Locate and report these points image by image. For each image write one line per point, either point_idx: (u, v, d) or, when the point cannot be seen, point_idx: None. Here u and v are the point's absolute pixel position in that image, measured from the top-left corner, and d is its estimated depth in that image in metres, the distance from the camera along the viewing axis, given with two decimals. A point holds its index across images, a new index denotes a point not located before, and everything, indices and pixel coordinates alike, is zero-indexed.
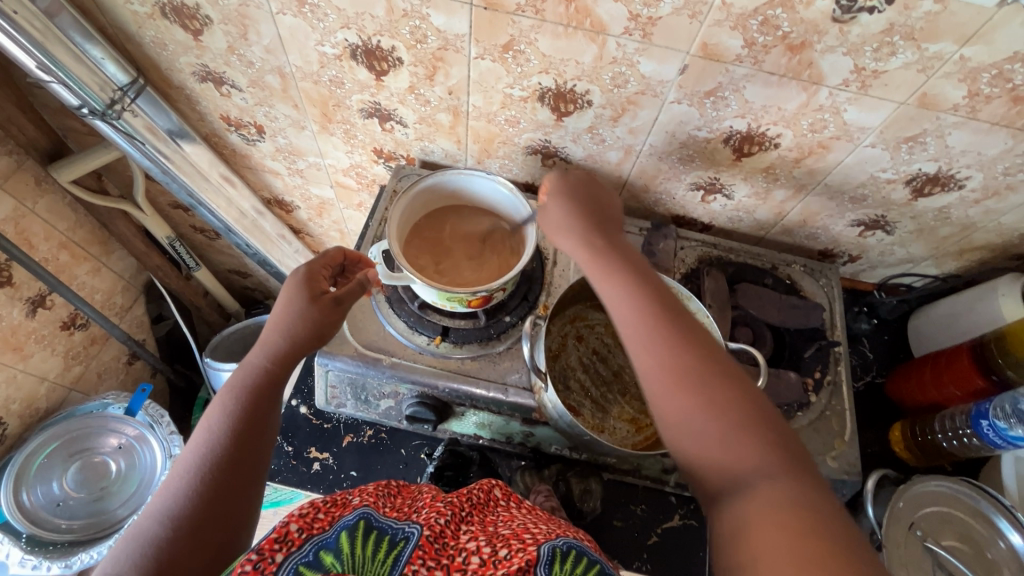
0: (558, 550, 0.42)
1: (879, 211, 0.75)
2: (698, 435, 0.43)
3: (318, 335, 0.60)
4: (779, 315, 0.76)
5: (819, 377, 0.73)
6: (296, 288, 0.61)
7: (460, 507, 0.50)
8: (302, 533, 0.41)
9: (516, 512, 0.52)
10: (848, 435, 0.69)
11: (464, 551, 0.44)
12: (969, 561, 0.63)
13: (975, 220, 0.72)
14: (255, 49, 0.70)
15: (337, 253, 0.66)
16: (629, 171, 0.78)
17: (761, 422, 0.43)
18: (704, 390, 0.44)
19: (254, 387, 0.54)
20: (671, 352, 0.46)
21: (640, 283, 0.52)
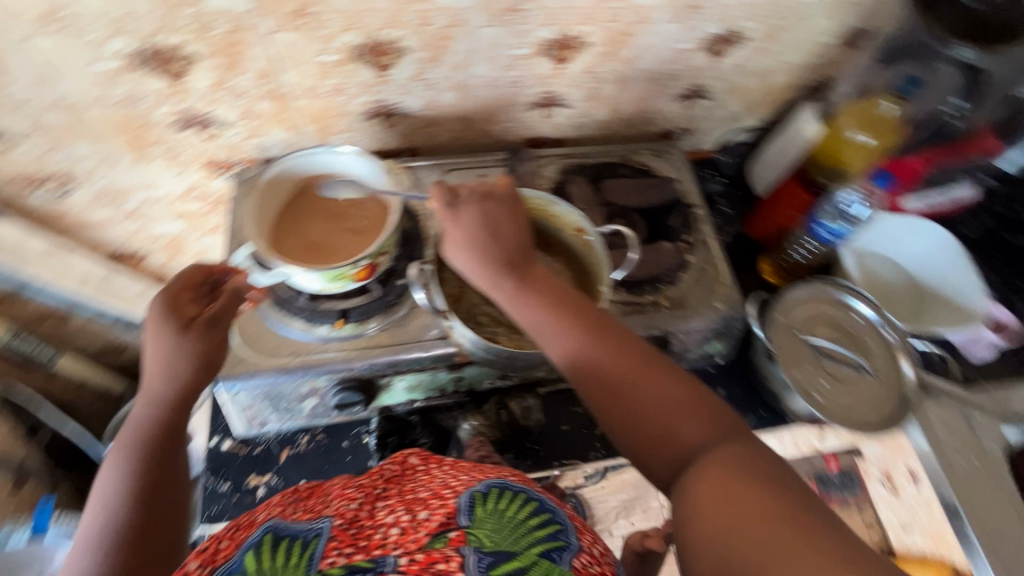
0: (478, 493, 0.48)
1: (693, 81, 0.83)
2: (646, 416, 0.50)
3: (204, 364, 0.57)
4: (640, 198, 0.83)
5: (689, 239, 0.81)
6: (161, 320, 0.56)
7: (372, 488, 0.53)
8: (203, 567, 0.42)
9: (436, 471, 0.54)
10: (726, 278, 0.78)
11: (382, 527, 0.45)
12: (844, 343, 0.74)
13: (767, 65, 0.83)
14: (19, 87, 0.62)
15: (200, 274, 0.60)
16: (469, 108, 0.80)
17: (697, 400, 0.51)
18: (642, 384, 0.52)
19: (145, 444, 0.52)
20: (604, 354, 0.54)
21: (546, 298, 0.58)
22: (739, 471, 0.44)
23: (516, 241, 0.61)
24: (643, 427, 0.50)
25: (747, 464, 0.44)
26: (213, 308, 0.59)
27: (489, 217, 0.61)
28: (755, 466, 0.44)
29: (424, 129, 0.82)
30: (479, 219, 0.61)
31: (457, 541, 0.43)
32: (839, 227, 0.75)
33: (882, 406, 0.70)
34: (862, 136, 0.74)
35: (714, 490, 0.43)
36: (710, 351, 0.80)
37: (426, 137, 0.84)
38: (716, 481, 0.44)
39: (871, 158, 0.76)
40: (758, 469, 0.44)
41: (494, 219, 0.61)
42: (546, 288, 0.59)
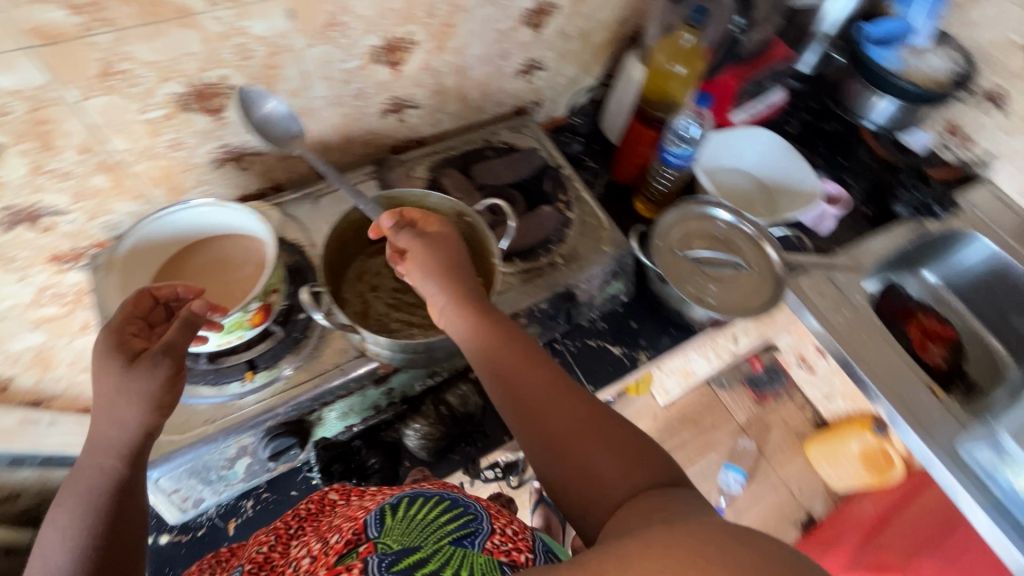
0: (387, 506, 0.51)
1: (525, 55, 0.89)
2: (579, 455, 0.50)
3: (157, 407, 0.52)
4: (511, 173, 0.88)
5: (564, 198, 0.87)
6: (106, 356, 0.51)
7: (286, 528, 0.58)
8: None
9: (354, 500, 0.59)
10: (606, 223, 0.84)
11: (291, 561, 0.51)
12: (717, 247, 0.83)
13: (584, 26, 0.90)
14: None
15: (148, 299, 0.57)
16: (322, 129, 0.79)
17: (634, 450, 0.50)
18: (584, 427, 0.51)
19: (91, 504, 0.49)
20: (546, 397, 0.54)
21: (497, 343, 0.59)
22: (654, 509, 0.41)
23: (473, 294, 0.62)
24: (576, 467, 0.50)
25: (667, 506, 0.42)
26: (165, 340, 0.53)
27: (452, 261, 0.63)
28: (672, 505, 0.42)
29: (283, 162, 0.81)
30: (443, 265, 0.63)
31: (367, 551, 0.45)
32: (684, 150, 0.83)
33: (762, 292, 0.80)
34: (674, 68, 0.83)
35: (632, 523, 0.41)
36: (613, 292, 0.86)
37: (287, 170, 0.82)
38: (637, 516, 0.42)
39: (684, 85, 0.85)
40: (678, 508, 0.41)
41: (457, 265, 0.63)
42: (496, 334, 0.59)
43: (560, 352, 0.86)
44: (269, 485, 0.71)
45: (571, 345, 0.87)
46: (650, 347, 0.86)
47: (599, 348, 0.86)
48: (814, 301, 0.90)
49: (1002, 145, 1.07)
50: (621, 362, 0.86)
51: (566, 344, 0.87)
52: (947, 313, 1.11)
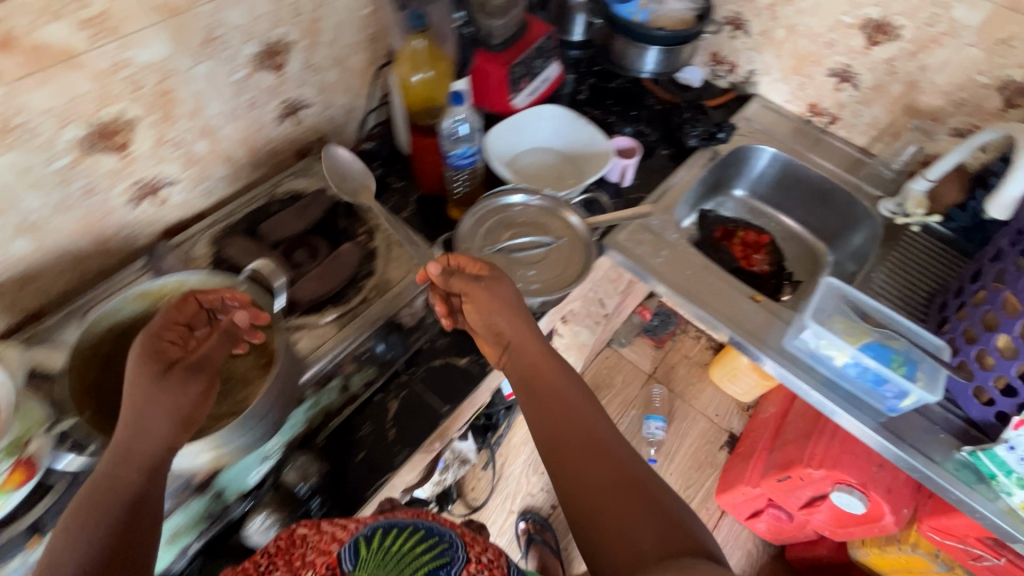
0: (361, 539, 0.57)
1: (279, 98, 0.85)
2: (604, 496, 0.57)
3: (181, 421, 0.54)
4: (302, 220, 0.83)
5: (364, 230, 0.84)
6: (138, 361, 0.53)
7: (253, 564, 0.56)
8: None
9: (321, 529, 0.59)
10: (412, 243, 0.83)
11: None
12: (519, 231, 0.86)
13: (332, 54, 0.88)
14: None
15: (191, 305, 0.58)
16: (63, 241, 0.71)
17: (663, 513, 0.55)
18: (624, 485, 0.58)
19: (111, 509, 0.49)
20: (580, 443, 0.61)
21: (557, 396, 0.66)
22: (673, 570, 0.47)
23: (528, 344, 0.69)
24: (599, 511, 0.56)
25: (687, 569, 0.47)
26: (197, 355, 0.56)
27: (512, 310, 0.70)
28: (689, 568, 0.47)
29: (29, 289, 0.71)
30: (505, 314, 0.69)
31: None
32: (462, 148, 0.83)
33: (575, 262, 0.84)
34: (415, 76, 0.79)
35: None
36: None
37: (39, 297, 0.72)
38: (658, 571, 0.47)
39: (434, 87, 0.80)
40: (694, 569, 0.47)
41: (514, 311, 0.70)
42: (545, 381, 0.67)
43: (407, 384, 0.80)
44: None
45: (417, 372, 0.81)
46: None
47: (446, 364, 0.82)
48: (635, 253, 0.94)
49: (758, 62, 1.18)
50: (471, 371, 0.82)
51: (411, 372, 0.81)
52: (761, 220, 1.21)
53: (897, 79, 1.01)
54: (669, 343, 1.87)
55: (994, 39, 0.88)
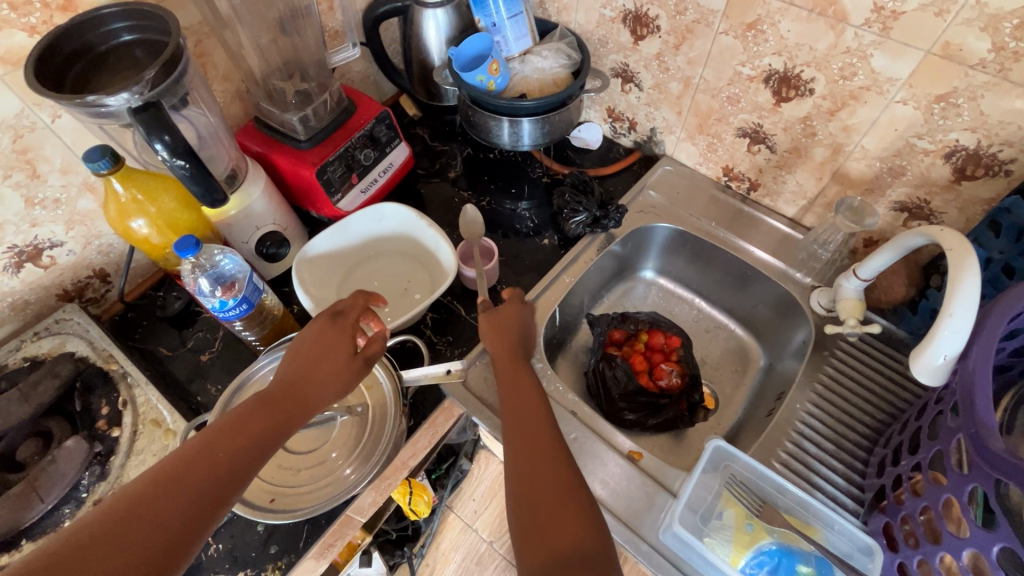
0: None
1: (3, 246, 0.67)
2: (542, 529, 0.46)
3: (331, 395, 0.58)
4: (26, 404, 0.64)
5: (113, 406, 0.67)
6: (337, 322, 0.62)
7: None
8: None
9: None
10: (169, 424, 0.66)
11: None
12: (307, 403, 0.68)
13: (76, 181, 0.70)
14: None
15: (361, 303, 0.66)
16: None
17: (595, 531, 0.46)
18: (563, 488, 0.49)
19: (255, 435, 0.51)
20: (553, 473, 0.50)
21: (531, 398, 0.59)
22: None
23: (520, 378, 0.62)
24: (531, 500, 0.48)
25: None
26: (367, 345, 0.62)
27: (508, 322, 0.69)
28: None
29: None
30: (495, 327, 0.69)
31: None
32: (220, 301, 0.63)
33: (369, 445, 0.67)
34: (138, 224, 0.64)
35: None
36: None
37: None
38: None
39: (167, 233, 0.66)
40: None
41: (506, 325, 0.69)
42: (532, 414, 0.57)
43: None
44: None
45: None
46: (285, 553, 0.64)
47: None
48: (481, 400, 0.73)
49: (658, 119, 0.96)
50: None
51: None
52: (679, 308, 1.00)
53: (819, 141, 0.78)
54: None
55: (929, 95, 0.65)
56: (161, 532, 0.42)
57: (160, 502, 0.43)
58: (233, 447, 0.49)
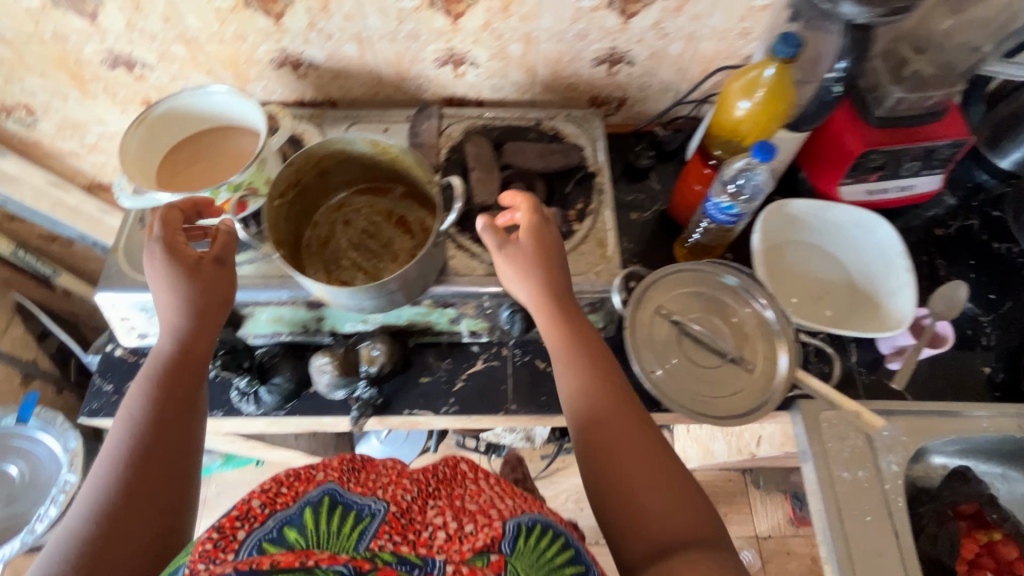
0: (522, 525, 0.65)
1: (609, 43, 0.80)
2: (634, 471, 0.56)
3: (214, 256, 0.64)
4: (540, 160, 0.82)
5: (582, 207, 0.79)
6: (168, 256, 0.62)
7: (425, 484, 0.74)
8: (264, 508, 0.59)
9: (481, 483, 0.75)
10: (608, 251, 0.76)
11: (429, 526, 0.65)
12: (713, 323, 0.70)
13: (690, 29, 0.78)
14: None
15: (174, 214, 0.64)
16: (375, 62, 0.81)
17: (663, 471, 0.56)
18: (634, 445, 0.58)
19: (162, 385, 0.60)
20: (625, 428, 0.59)
21: (577, 382, 0.63)
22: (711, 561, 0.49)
23: (594, 394, 0.62)
24: (614, 459, 0.58)
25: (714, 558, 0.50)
26: (214, 249, 0.64)
27: (540, 255, 0.66)
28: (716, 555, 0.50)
29: (337, 83, 0.85)
30: (526, 260, 0.65)
31: (496, 563, 0.58)
32: (731, 204, 0.68)
33: (742, 400, 0.65)
34: (743, 105, 0.66)
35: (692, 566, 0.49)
36: None
37: (341, 90, 0.86)
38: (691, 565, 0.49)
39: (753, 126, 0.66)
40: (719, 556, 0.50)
41: (532, 260, 0.65)
42: (615, 433, 0.59)
43: (503, 359, 0.78)
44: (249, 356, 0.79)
45: (520, 360, 0.78)
46: None
47: (545, 374, 0.77)
48: (824, 445, 0.70)
49: None
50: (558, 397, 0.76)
51: (514, 353, 0.79)
52: None
53: None
54: (811, 528, 1.52)
55: None
56: (138, 526, 0.51)
57: (147, 447, 0.55)
58: (175, 385, 0.60)
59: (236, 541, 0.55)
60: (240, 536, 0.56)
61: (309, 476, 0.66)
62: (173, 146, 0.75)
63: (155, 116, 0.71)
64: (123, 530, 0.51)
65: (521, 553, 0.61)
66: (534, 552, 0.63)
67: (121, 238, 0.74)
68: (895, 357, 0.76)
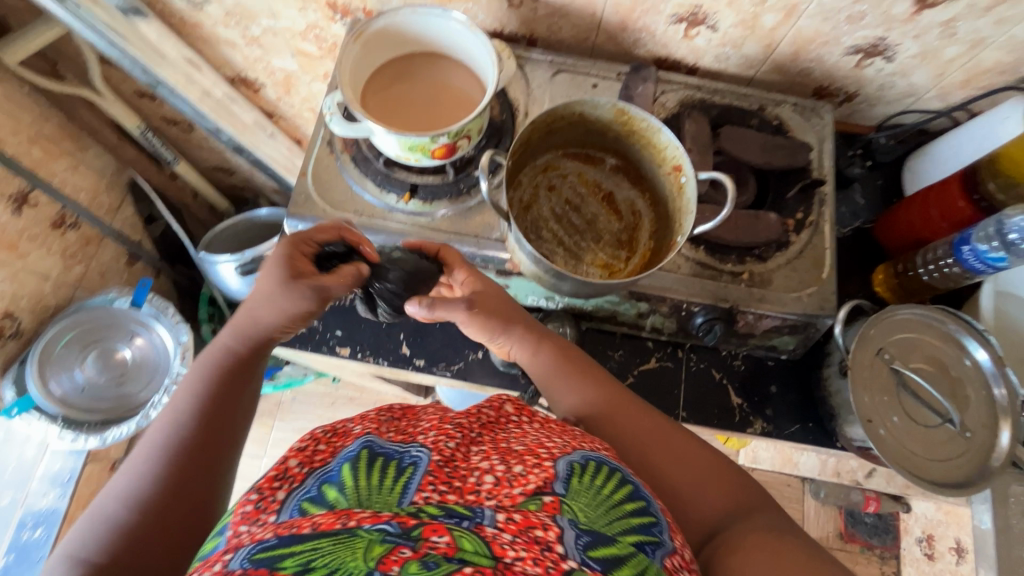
0: (576, 466, 0.46)
1: (879, 33, 0.69)
2: (676, 469, 0.53)
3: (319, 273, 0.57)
4: (763, 154, 0.73)
5: (801, 218, 0.71)
6: (277, 266, 0.57)
7: (468, 429, 0.53)
8: (301, 468, 0.46)
9: (528, 427, 0.54)
10: (825, 273, 0.69)
11: (477, 471, 0.46)
12: (934, 380, 0.64)
13: (984, 34, 0.66)
14: None
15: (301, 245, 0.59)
16: (603, 5, 0.71)
17: (706, 468, 0.54)
18: (666, 442, 0.56)
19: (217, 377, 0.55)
20: (649, 426, 0.57)
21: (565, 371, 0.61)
22: (778, 548, 0.45)
23: (608, 403, 0.59)
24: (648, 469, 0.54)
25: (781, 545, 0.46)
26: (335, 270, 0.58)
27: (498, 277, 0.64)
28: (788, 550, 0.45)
29: (548, 20, 0.75)
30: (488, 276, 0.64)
31: (552, 508, 0.42)
32: (1002, 256, 0.61)
33: (955, 468, 0.61)
34: None
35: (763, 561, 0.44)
36: (775, 343, 0.72)
37: (548, 29, 0.76)
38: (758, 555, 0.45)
39: None
40: (797, 548, 0.45)
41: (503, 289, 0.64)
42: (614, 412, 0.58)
43: (676, 361, 0.75)
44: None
45: (695, 366, 0.75)
46: (772, 422, 0.73)
47: (719, 387, 0.74)
48: None
49: None
50: (731, 413, 0.73)
51: (690, 357, 0.75)
52: None
53: None
54: (857, 545, 1.50)
55: None
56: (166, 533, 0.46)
57: (196, 436, 0.51)
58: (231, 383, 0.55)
59: (277, 502, 0.42)
60: (280, 498, 0.43)
61: (346, 431, 0.52)
62: (382, 64, 0.68)
63: (373, 33, 0.63)
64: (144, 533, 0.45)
65: (577, 494, 0.44)
66: (589, 492, 0.44)
67: (309, 161, 0.69)
68: None
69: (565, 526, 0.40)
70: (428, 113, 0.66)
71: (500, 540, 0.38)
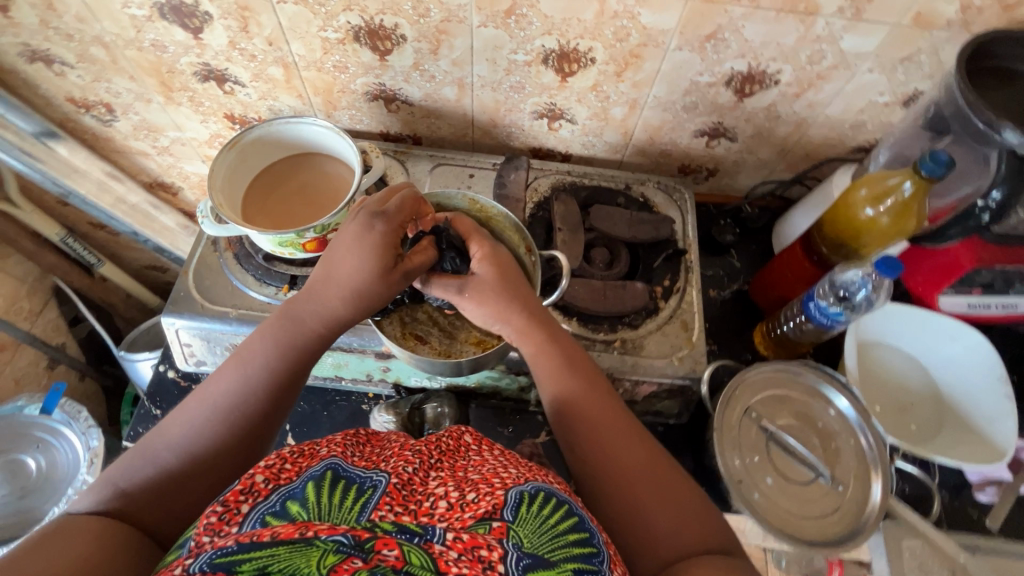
0: (526, 493, 0.43)
1: (715, 118, 0.77)
2: (646, 488, 0.51)
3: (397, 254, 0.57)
4: (630, 228, 0.78)
5: (668, 284, 0.75)
6: (364, 239, 0.56)
7: (428, 455, 0.50)
8: (268, 484, 0.42)
9: (488, 453, 0.51)
10: (694, 336, 0.72)
11: (432, 496, 0.44)
12: (802, 435, 0.66)
13: (803, 115, 0.75)
14: (103, 25, 0.70)
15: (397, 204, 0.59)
16: (471, 106, 0.79)
17: (679, 495, 0.50)
18: (643, 461, 0.53)
19: (276, 355, 0.55)
20: (635, 441, 0.54)
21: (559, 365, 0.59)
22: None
23: (598, 406, 0.57)
24: (623, 481, 0.52)
25: None
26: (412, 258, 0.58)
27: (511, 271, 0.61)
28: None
29: (426, 121, 0.82)
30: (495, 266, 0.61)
31: (500, 532, 0.39)
32: (840, 311, 0.65)
33: (830, 525, 0.61)
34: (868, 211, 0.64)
35: None
36: (659, 408, 0.73)
37: (428, 128, 0.84)
38: None
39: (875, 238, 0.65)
40: None
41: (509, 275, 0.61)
42: (594, 411, 0.56)
43: None
44: (303, 396, 0.75)
45: None
46: None
47: None
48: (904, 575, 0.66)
49: None
50: None
51: None
52: None
53: None
54: None
55: None
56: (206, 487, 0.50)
57: (249, 412, 0.53)
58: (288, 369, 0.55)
59: (241, 514, 0.39)
60: (245, 511, 0.40)
61: (312, 453, 0.47)
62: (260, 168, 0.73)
63: (248, 142, 0.69)
64: (187, 484, 0.49)
65: (523, 521, 0.41)
66: (535, 520, 0.41)
67: (191, 261, 0.72)
68: (984, 488, 0.72)
69: (508, 548, 0.38)
70: (304, 209, 0.70)
71: (445, 557, 0.36)
